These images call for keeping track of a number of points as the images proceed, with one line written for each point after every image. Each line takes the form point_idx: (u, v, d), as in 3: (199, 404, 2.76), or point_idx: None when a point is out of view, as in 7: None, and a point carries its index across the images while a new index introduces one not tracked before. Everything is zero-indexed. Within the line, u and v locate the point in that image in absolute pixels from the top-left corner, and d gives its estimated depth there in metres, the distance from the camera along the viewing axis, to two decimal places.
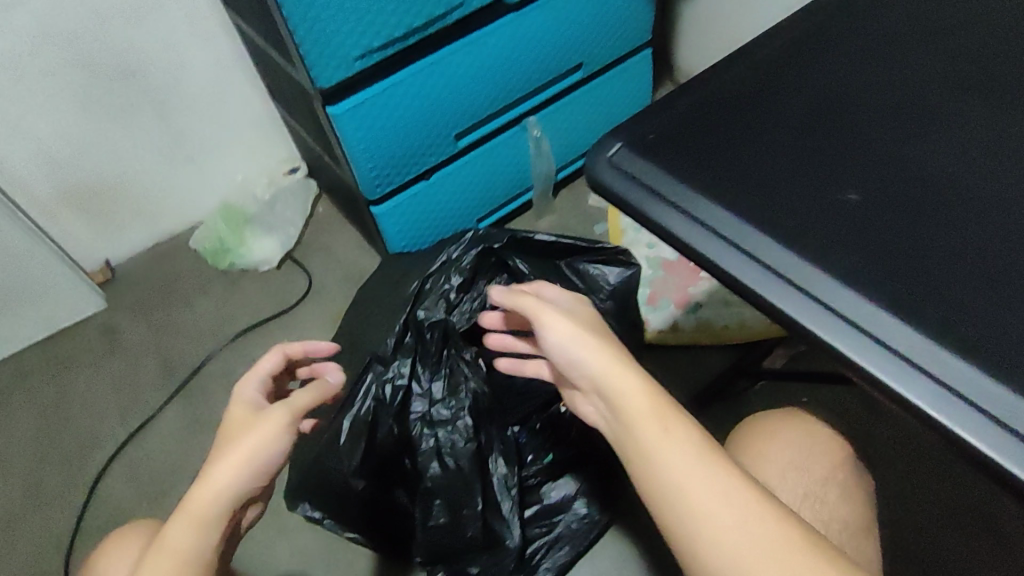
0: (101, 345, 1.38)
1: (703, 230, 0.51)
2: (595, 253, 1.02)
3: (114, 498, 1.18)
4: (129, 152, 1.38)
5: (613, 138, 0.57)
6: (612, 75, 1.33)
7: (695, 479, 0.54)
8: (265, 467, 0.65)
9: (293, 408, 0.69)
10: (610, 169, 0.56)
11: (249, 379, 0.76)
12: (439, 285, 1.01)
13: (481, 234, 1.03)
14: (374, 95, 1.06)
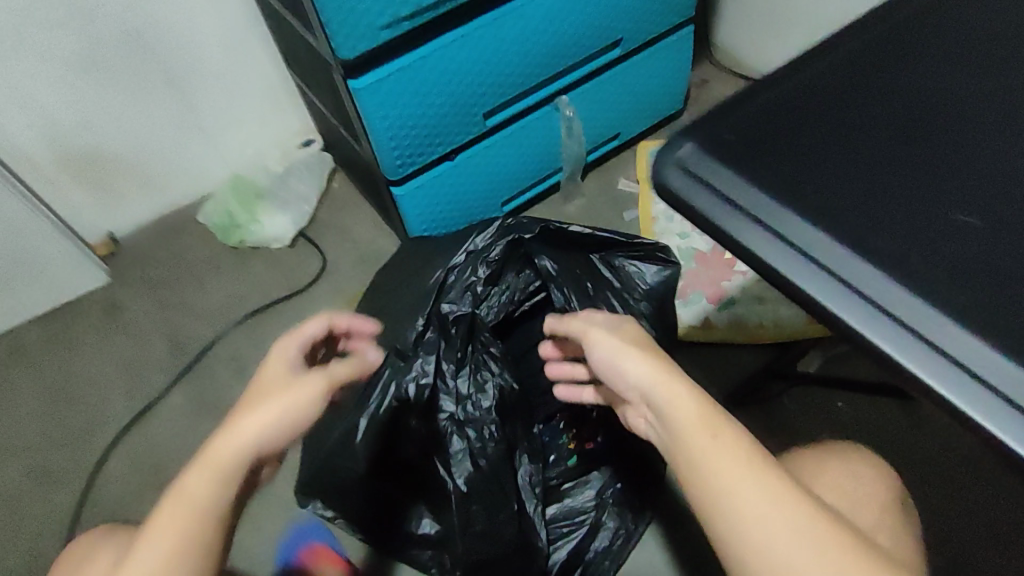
0: (105, 321, 1.33)
1: (780, 246, 0.45)
2: (632, 247, 0.93)
3: (117, 483, 1.13)
4: (134, 118, 1.31)
5: (684, 139, 0.50)
6: (650, 53, 1.25)
7: (743, 485, 0.49)
8: (291, 429, 0.62)
9: (330, 377, 0.65)
10: (679, 172, 0.50)
11: (292, 337, 0.71)
12: (466, 278, 0.95)
13: (510, 224, 0.94)
14: (400, 68, 0.98)
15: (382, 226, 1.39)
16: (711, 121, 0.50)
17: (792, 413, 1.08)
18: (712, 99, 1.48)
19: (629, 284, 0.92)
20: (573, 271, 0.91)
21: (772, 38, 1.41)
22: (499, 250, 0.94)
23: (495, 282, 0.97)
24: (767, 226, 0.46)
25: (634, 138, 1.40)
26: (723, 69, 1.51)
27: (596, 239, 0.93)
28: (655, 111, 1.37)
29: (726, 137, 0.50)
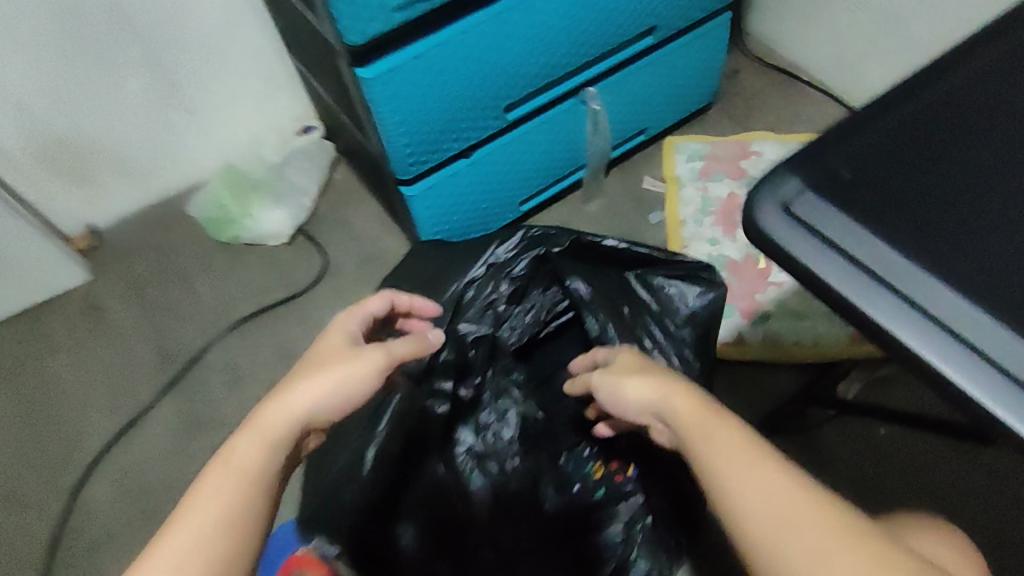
0: (88, 324, 1.25)
1: (868, 281, 0.38)
2: (674, 265, 0.83)
3: (102, 505, 1.07)
4: (113, 102, 1.19)
5: (791, 175, 0.41)
6: (685, 41, 1.14)
7: (753, 478, 0.45)
8: (345, 402, 0.58)
9: (389, 354, 0.62)
10: (784, 217, 0.40)
11: (353, 311, 0.67)
12: (487, 294, 0.85)
13: (536, 234, 0.85)
14: (415, 56, 0.86)
15: (387, 223, 1.29)
16: (820, 158, 0.41)
17: (832, 445, 0.96)
18: (743, 91, 1.37)
19: (670, 308, 0.82)
20: (607, 291, 0.83)
21: (812, 28, 1.29)
22: (525, 264, 0.85)
23: (520, 298, 0.87)
24: (872, 271, 0.38)
25: (661, 132, 1.30)
26: (754, 59, 1.40)
27: (632, 254, 0.83)
28: (684, 104, 1.26)
29: (842, 178, 0.41)
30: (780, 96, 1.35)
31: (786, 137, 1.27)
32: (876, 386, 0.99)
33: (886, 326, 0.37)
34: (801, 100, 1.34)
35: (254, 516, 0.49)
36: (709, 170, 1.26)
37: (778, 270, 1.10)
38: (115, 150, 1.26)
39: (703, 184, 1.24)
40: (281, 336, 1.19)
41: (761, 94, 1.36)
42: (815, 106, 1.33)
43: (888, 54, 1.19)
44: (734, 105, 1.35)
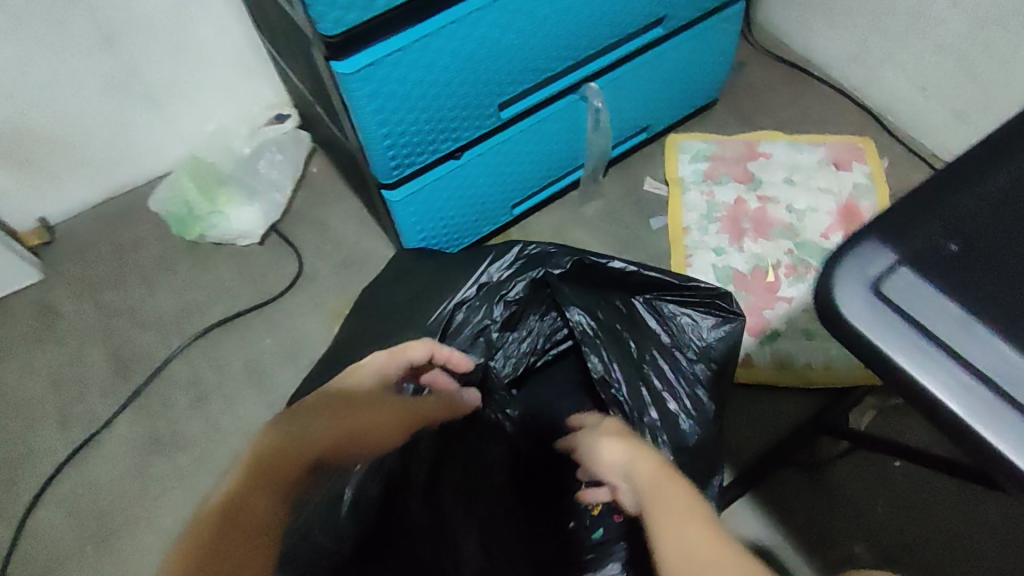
0: (37, 330, 1.15)
1: (994, 398, 0.31)
2: (688, 291, 0.75)
3: (51, 536, 0.98)
4: (64, 85, 1.07)
5: (885, 249, 0.34)
6: (694, 33, 1.04)
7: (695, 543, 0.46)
8: (364, 445, 0.60)
9: (413, 408, 0.67)
10: (873, 297, 0.33)
11: (395, 355, 0.62)
12: (479, 320, 0.78)
13: (534, 251, 0.77)
14: (400, 49, 0.76)
15: (368, 223, 1.19)
16: (909, 227, 0.35)
17: (846, 480, 0.88)
18: (752, 86, 1.28)
19: (682, 340, 0.75)
20: (612, 320, 0.75)
21: (826, 20, 1.20)
22: (520, 286, 0.78)
23: (515, 324, 0.80)
24: (974, 368, 0.32)
25: (664, 130, 1.21)
26: (762, 51, 1.31)
27: (642, 278, 0.75)
28: (689, 100, 1.17)
29: (950, 250, 0.34)
30: (790, 91, 1.26)
31: (796, 138, 1.19)
32: (892, 416, 0.91)
33: (975, 426, 0.31)
34: (812, 97, 1.25)
35: (263, 508, 0.48)
36: (714, 173, 1.18)
37: (787, 285, 1.04)
38: (66, 138, 1.14)
39: (708, 188, 1.16)
40: (252, 347, 1.10)
41: (769, 88, 1.27)
42: (825, 102, 1.25)
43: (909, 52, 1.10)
44: (741, 101, 1.26)
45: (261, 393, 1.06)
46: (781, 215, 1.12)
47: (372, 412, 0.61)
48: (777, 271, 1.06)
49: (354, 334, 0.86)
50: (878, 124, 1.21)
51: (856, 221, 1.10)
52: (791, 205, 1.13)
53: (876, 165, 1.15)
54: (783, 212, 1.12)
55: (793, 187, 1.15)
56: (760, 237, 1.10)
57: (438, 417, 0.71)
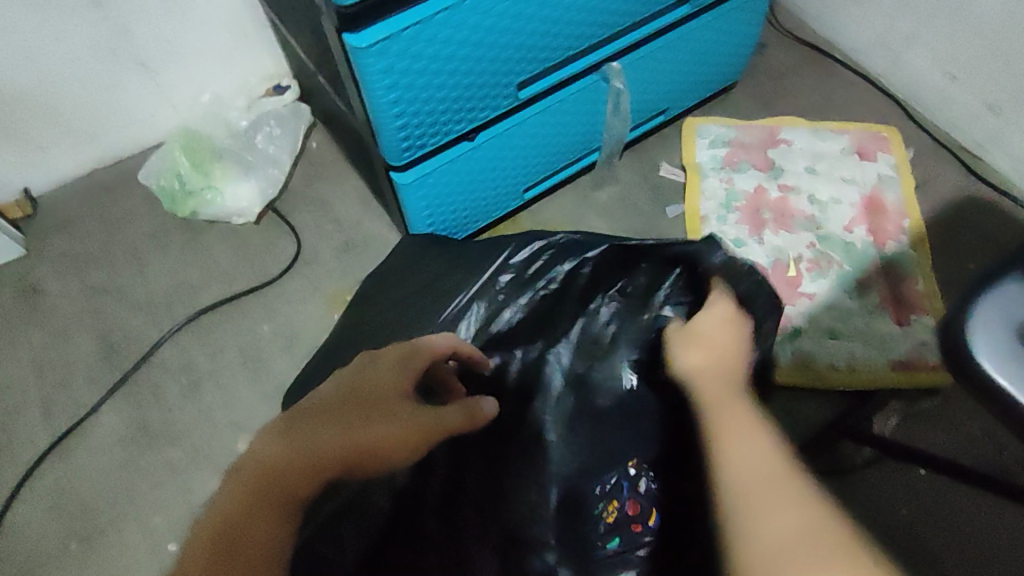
0: (19, 311, 1.09)
1: None
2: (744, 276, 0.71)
3: (35, 531, 0.93)
4: (48, 49, 1.00)
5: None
6: (722, 12, 0.98)
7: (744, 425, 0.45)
8: (375, 463, 0.53)
9: (439, 423, 0.58)
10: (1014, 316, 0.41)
11: (425, 344, 0.60)
12: (507, 316, 0.74)
13: (570, 240, 0.75)
14: (418, 22, 0.70)
15: (370, 204, 1.14)
16: None
17: (865, 487, 0.87)
18: (773, 68, 1.22)
19: None
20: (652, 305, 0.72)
21: (853, 0, 1.14)
22: (556, 280, 0.74)
23: (544, 324, 0.75)
24: None
25: (682, 112, 1.15)
26: (783, 30, 1.25)
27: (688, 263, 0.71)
28: (711, 81, 1.12)
29: None
30: (811, 75, 1.21)
31: (819, 125, 1.14)
32: (914, 423, 0.91)
33: None
34: (834, 82, 1.20)
35: (263, 529, 0.44)
36: (734, 159, 1.13)
37: (809, 281, 1.01)
38: (51, 106, 1.07)
39: (727, 176, 1.11)
40: (247, 331, 1.05)
41: (792, 71, 1.22)
42: (850, 88, 1.20)
43: (942, 38, 1.05)
44: (761, 84, 1.21)
45: (258, 383, 1.01)
46: (803, 206, 1.08)
47: (373, 421, 0.53)
48: (798, 266, 1.02)
49: (359, 325, 0.81)
50: (903, 112, 1.16)
51: (881, 214, 1.06)
52: (814, 195, 1.08)
53: (902, 156, 1.11)
54: (806, 202, 1.08)
55: (816, 176, 1.10)
56: (781, 229, 1.06)
57: (457, 427, 0.61)
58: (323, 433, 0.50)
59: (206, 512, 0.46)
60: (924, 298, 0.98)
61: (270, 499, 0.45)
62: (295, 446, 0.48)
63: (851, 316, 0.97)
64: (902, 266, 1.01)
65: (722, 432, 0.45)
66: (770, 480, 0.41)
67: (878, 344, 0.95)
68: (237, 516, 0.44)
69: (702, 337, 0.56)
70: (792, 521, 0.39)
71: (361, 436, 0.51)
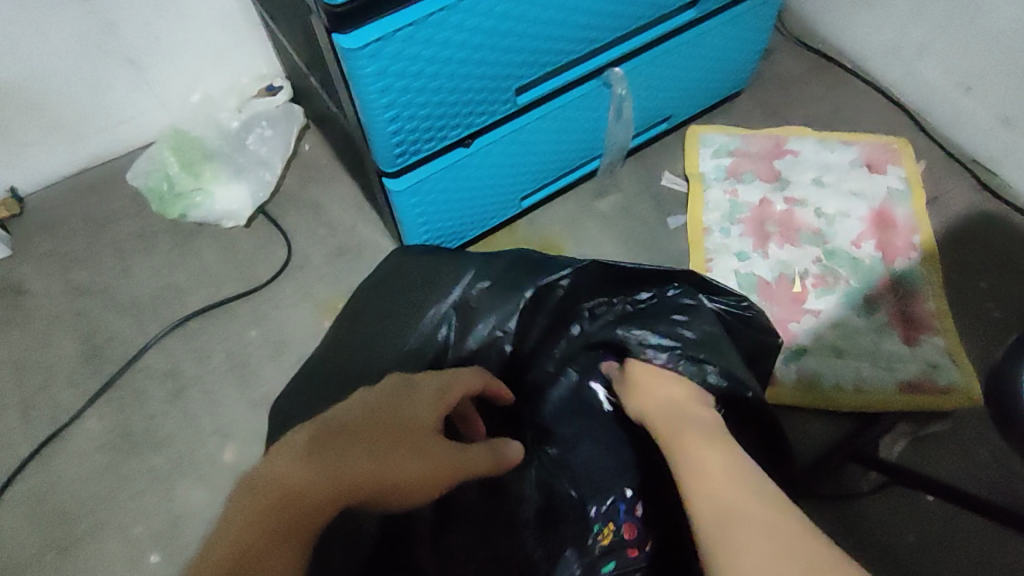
0: (1, 310, 1.07)
1: None
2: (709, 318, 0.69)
3: (8, 539, 0.90)
4: (35, 44, 0.98)
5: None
6: (729, 17, 0.95)
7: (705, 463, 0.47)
8: (397, 498, 0.49)
9: (464, 466, 0.54)
10: None
11: (456, 380, 0.59)
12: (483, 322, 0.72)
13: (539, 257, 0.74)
14: (412, 22, 0.67)
15: (364, 208, 1.11)
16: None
17: (872, 515, 0.84)
18: (780, 77, 1.19)
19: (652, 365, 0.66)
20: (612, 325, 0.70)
21: (863, 7, 1.11)
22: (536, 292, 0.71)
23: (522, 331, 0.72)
24: None
25: (684, 120, 1.12)
26: (790, 38, 1.22)
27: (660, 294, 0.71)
28: (715, 89, 1.08)
29: None
30: (819, 84, 1.18)
31: (827, 136, 1.11)
32: (922, 446, 0.88)
33: None
34: (843, 91, 1.17)
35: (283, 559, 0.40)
36: (739, 169, 1.09)
37: (815, 297, 0.98)
38: (38, 102, 1.04)
39: (732, 186, 1.08)
40: (235, 337, 1.02)
41: (799, 79, 1.18)
42: (858, 98, 1.16)
43: (955, 48, 1.01)
44: (768, 93, 1.18)
45: (244, 391, 0.98)
46: (811, 220, 1.04)
47: (406, 451, 0.50)
48: (805, 281, 0.99)
49: (346, 336, 0.78)
50: (914, 124, 1.13)
51: (890, 229, 1.03)
52: (821, 208, 1.05)
53: (912, 168, 1.07)
54: (813, 216, 1.05)
55: (823, 189, 1.07)
56: (787, 243, 1.03)
57: (479, 473, 0.57)
58: (354, 455, 0.47)
59: (212, 539, 0.40)
60: (933, 316, 0.95)
61: (294, 522, 0.42)
62: (325, 465, 0.45)
63: (858, 334, 0.94)
64: (912, 283, 0.98)
65: (690, 475, 0.47)
66: (741, 510, 0.41)
67: (886, 364, 0.91)
68: (262, 541, 0.40)
69: (651, 375, 0.62)
70: (758, 541, 0.39)
71: (391, 465, 0.48)
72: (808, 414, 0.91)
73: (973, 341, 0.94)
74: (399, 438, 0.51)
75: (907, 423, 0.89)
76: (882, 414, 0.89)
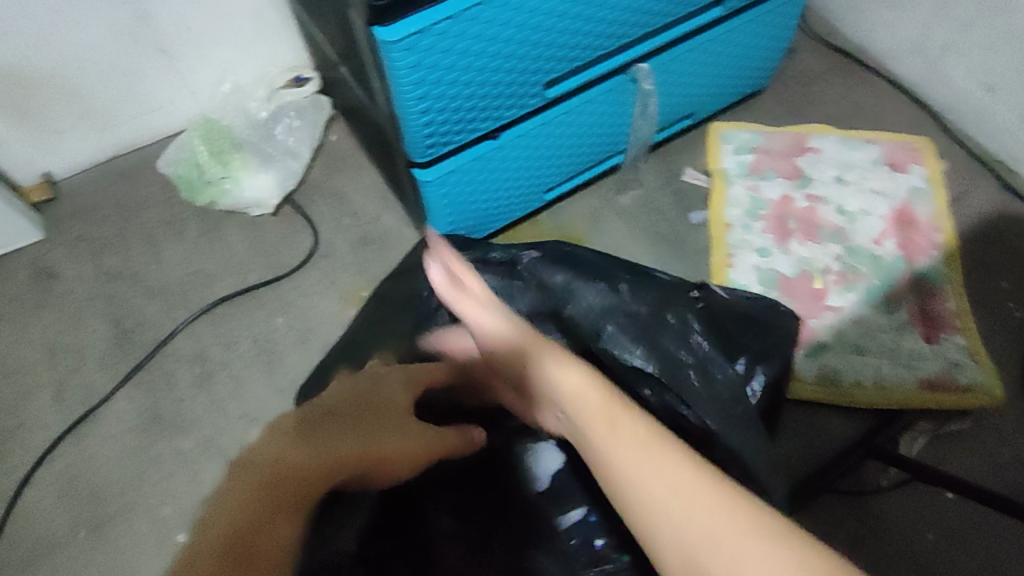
0: (33, 293, 1.09)
1: None
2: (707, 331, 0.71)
3: (42, 516, 0.93)
4: (73, 31, 1.00)
5: None
6: (754, 15, 0.96)
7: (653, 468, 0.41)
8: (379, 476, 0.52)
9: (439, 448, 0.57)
10: None
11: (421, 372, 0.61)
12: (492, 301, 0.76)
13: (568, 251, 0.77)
14: (450, 17, 0.68)
15: (388, 200, 1.13)
16: None
17: (890, 511, 0.85)
18: (801, 74, 1.19)
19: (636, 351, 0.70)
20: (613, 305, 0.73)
21: (887, 5, 1.12)
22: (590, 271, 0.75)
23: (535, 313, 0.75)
24: None
25: (707, 116, 1.13)
26: (813, 36, 1.23)
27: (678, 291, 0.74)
28: (738, 86, 1.09)
29: None
30: (841, 83, 1.18)
31: (848, 134, 1.12)
32: (942, 445, 0.89)
33: None
34: (865, 90, 1.17)
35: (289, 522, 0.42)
36: (760, 166, 1.10)
37: (835, 294, 0.99)
38: (73, 89, 1.07)
39: (753, 183, 1.09)
40: (261, 324, 1.04)
41: (821, 77, 1.19)
42: (881, 96, 1.16)
43: (980, 49, 1.02)
44: (789, 90, 1.18)
45: (269, 376, 1.00)
46: (831, 217, 1.05)
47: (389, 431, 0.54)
48: (825, 278, 1.00)
49: (375, 322, 0.80)
50: (937, 124, 1.13)
51: (912, 227, 1.03)
52: (842, 206, 1.06)
53: (935, 167, 1.08)
54: (834, 213, 1.05)
55: (845, 186, 1.07)
56: (808, 240, 1.03)
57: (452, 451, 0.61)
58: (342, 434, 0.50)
59: (211, 511, 0.42)
60: (954, 314, 0.96)
61: (289, 498, 0.43)
62: (320, 441, 0.48)
63: (878, 331, 0.95)
64: (934, 282, 0.98)
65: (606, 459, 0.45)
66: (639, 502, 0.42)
67: (906, 361, 0.92)
68: (260, 518, 0.41)
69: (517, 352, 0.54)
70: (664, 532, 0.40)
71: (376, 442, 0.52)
72: (827, 409, 0.92)
73: (994, 340, 0.95)
74: (379, 421, 0.53)
75: (927, 421, 0.90)
76: (902, 411, 0.90)
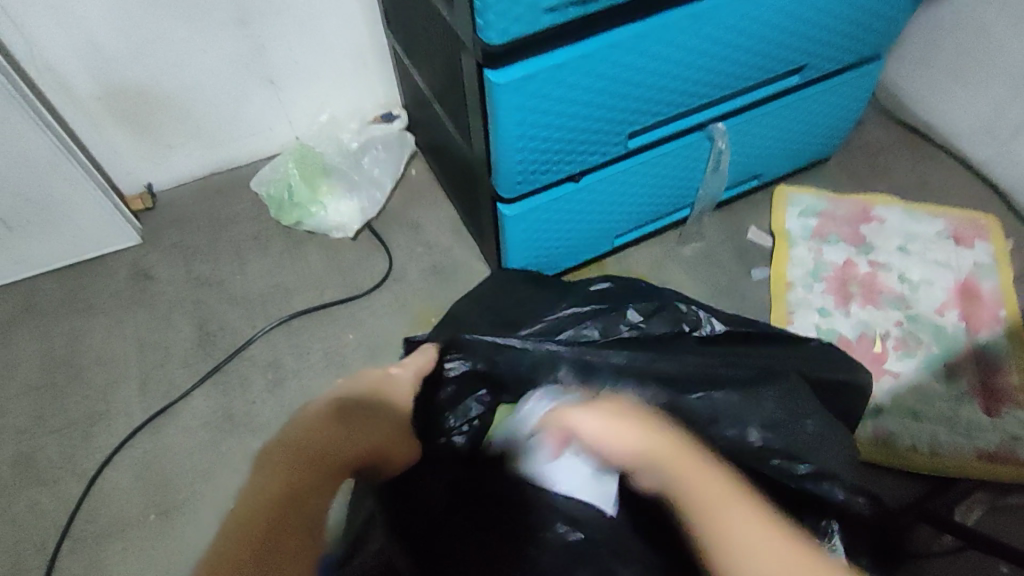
0: (128, 292, 1.17)
1: None
2: (788, 428, 0.62)
3: (115, 499, 0.98)
4: (198, 57, 1.11)
5: None
6: (828, 85, 1.01)
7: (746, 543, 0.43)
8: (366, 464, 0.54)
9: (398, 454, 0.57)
10: None
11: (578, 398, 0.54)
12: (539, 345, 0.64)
13: (640, 287, 0.79)
14: (553, 66, 0.75)
15: (461, 233, 1.20)
16: None
17: None
18: (868, 145, 1.23)
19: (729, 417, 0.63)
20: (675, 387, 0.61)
21: (955, 85, 1.16)
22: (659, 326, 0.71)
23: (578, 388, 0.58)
24: None
25: (773, 179, 1.17)
26: (881, 110, 1.27)
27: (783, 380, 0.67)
28: (806, 152, 1.14)
29: None
30: (906, 157, 1.22)
31: (913, 206, 1.14)
32: (997, 517, 0.88)
33: None
34: (931, 164, 1.20)
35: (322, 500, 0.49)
36: (823, 230, 1.13)
37: (895, 358, 1.00)
38: (187, 107, 1.17)
39: (816, 245, 1.11)
40: (334, 336, 1.10)
41: (887, 149, 1.23)
42: (946, 171, 1.19)
43: None
44: (854, 159, 1.22)
45: None
46: (893, 284, 1.07)
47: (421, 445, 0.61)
48: (884, 342, 1.02)
49: None
50: (1005, 203, 1.15)
51: (975, 301, 1.04)
52: (905, 274, 1.08)
53: (1000, 245, 1.09)
54: (896, 280, 1.07)
55: (908, 256, 1.09)
56: (869, 304, 1.05)
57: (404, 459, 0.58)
58: (387, 420, 0.56)
59: (260, 494, 0.48)
60: (1017, 389, 0.96)
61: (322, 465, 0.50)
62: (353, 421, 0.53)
63: (937, 400, 0.96)
64: (996, 356, 0.99)
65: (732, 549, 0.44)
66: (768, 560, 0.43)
67: (965, 431, 0.92)
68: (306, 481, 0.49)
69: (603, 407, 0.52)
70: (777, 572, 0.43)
71: (396, 444, 0.56)
72: (883, 472, 0.92)
73: None
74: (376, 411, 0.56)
75: (983, 491, 0.89)
76: (957, 480, 0.90)
